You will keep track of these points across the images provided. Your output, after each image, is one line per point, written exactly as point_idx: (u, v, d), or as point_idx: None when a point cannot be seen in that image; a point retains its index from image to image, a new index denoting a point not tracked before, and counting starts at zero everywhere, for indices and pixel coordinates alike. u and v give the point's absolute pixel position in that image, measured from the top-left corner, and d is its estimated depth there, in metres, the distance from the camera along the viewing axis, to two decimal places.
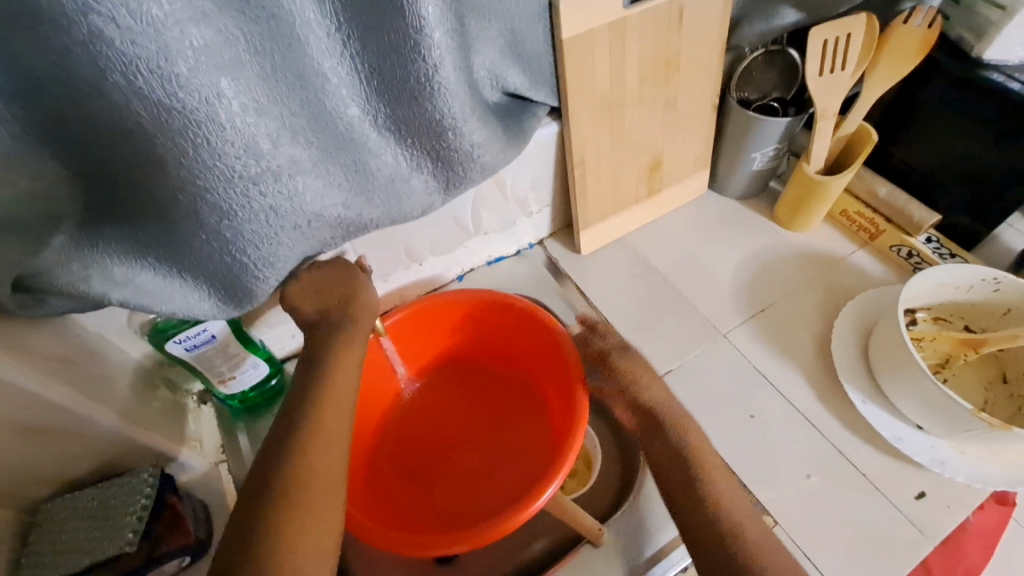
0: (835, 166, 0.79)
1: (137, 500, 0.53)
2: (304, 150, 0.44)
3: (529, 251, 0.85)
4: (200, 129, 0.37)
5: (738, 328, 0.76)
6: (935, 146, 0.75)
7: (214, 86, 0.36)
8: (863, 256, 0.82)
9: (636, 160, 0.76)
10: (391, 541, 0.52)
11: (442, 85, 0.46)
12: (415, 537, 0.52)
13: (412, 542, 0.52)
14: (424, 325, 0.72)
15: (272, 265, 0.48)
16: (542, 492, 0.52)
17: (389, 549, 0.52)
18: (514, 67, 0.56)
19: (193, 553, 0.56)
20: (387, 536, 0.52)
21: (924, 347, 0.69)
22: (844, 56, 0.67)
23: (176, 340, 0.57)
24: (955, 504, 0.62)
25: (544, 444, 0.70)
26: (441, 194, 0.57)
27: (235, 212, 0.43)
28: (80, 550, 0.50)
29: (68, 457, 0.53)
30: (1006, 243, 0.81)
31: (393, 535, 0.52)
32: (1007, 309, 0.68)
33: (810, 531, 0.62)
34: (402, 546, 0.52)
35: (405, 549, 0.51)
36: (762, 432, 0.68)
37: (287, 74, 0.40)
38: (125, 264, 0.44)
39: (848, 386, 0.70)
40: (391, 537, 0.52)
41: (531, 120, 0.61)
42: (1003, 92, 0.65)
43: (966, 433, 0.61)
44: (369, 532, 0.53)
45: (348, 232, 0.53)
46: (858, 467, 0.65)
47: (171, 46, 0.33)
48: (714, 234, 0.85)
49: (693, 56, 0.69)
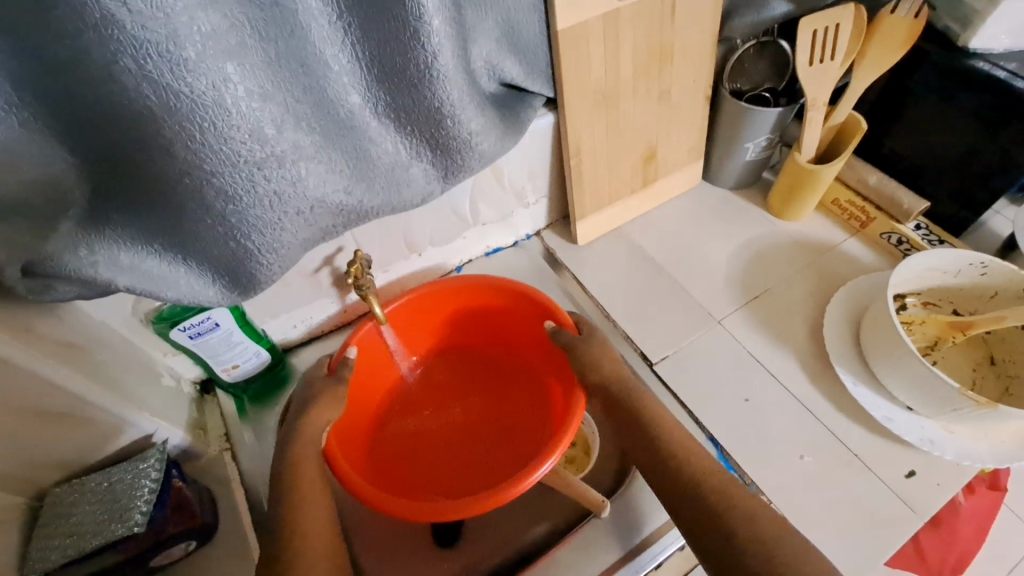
0: (827, 154, 0.81)
1: (144, 484, 0.54)
2: (307, 136, 0.45)
3: (527, 242, 0.87)
4: (207, 114, 0.38)
5: (732, 315, 0.78)
6: (924, 134, 0.76)
7: (220, 71, 0.37)
8: (855, 245, 0.83)
9: (631, 151, 0.77)
10: (383, 503, 0.55)
11: (441, 73, 0.47)
12: (411, 504, 0.54)
13: (408, 507, 0.54)
14: (424, 311, 0.74)
15: (276, 250, 0.49)
16: (540, 464, 0.55)
17: (385, 512, 0.55)
18: (511, 58, 0.57)
19: (199, 538, 0.59)
20: (381, 497, 0.55)
21: (913, 330, 0.71)
22: (833, 47, 0.68)
23: (180, 328, 0.58)
24: (946, 482, 0.64)
25: (542, 427, 0.72)
26: (440, 182, 0.58)
27: (240, 197, 0.44)
28: (87, 532, 0.51)
29: (72, 441, 0.54)
30: (993, 229, 0.83)
31: (387, 500, 0.55)
32: (994, 292, 0.69)
33: (804, 510, 0.63)
34: (399, 512, 0.54)
35: (399, 514, 0.54)
36: (756, 416, 0.69)
37: (291, 61, 0.41)
38: (131, 250, 0.45)
39: (840, 369, 0.71)
40: (387, 500, 0.55)
41: (527, 111, 0.63)
42: (990, 81, 0.66)
43: (954, 411, 0.63)
44: (366, 496, 0.55)
45: (349, 219, 0.54)
46: (850, 447, 0.67)
47: (180, 31, 0.34)
48: (709, 223, 0.86)
49: (686, 48, 0.71)
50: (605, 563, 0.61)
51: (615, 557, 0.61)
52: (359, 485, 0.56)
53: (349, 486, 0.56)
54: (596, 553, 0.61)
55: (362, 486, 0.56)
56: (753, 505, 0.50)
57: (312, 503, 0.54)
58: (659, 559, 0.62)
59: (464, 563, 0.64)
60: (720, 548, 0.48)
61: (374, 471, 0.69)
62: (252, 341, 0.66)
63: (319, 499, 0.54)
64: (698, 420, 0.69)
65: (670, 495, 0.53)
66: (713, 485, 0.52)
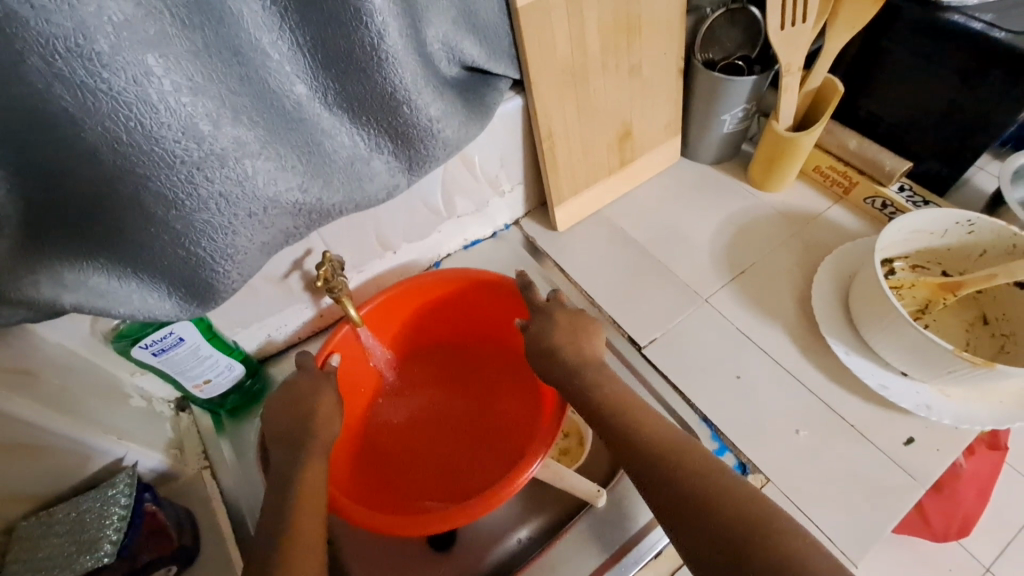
0: (805, 121, 0.79)
1: (114, 511, 0.52)
2: (250, 132, 0.42)
3: (506, 232, 0.84)
4: (131, 112, 0.35)
5: (719, 292, 0.76)
6: (903, 93, 0.74)
7: (141, 64, 0.34)
8: (839, 212, 0.81)
9: (605, 131, 0.75)
10: (349, 511, 0.54)
11: (390, 55, 0.45)
12: (387, 516, 0.52)
13: (378, 519, 0.53)
14: (400, 311, 0.72)
15: (231, 257, 0.46)
16: (530, 463, 0.53)
17: (350, 519, 0.54)
18: (469, 38, 0.54)
19: (181, 561, 0.57)
20: (347, 504, 0.54)
21: (903, 294, 0.69)
22: (805, 8, 0.66)
23: (142, 345, 0.55)
24: (944, 446, 0.63)
25: (531, 420, 0.70)
26: (405, 174, 0.56)
27: (183, 202, 0.41)
28: (56, 567, 0.49)
29: (34, 472, 0.51)
30: (977, 186, 0.82)
31: (350, 506, 0.54)
32: (983, 251, 0.68)
33: (802, 486, 0.61)
34: (366, 522, 0.53)
35: (359, 522, 0.53)
36: (749, 393, 0.68)
37: (221, 50, 0.38)
38: (75, 267, 0.42)
39: (831, 339, 0.69)
40: (350, 507, 0.54)
41: (492, 94, 0.60)
42: (966, 33, 0.64)
43: (949, 373, 0.61)
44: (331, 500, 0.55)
45: (310, 219, 0.52)
46: (846, 418, 0.65)
47: (89, 22, 0.31)
48: (690, 201, 0.84)
49: (653, 19, 0.68)
50: (603, 555, 0.59)
51: (615, 547, 0.59)
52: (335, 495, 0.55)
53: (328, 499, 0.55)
54: (593, 546, 0.59)
55: (348, 504, 0.55)
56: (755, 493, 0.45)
57: (306, 511, 0.49)
58: (658, 548, 0.59)
59: (459, 565, 0.62)
60: (708, 540, 0.43)
61: (363, 478, 0.68)
62: (224, 353, 0.63)
63: (316, 507, 0.50)
64: (689, 401, 0.68)
65: (649, 485, 0.49)
66: (702, 469, 0.48)
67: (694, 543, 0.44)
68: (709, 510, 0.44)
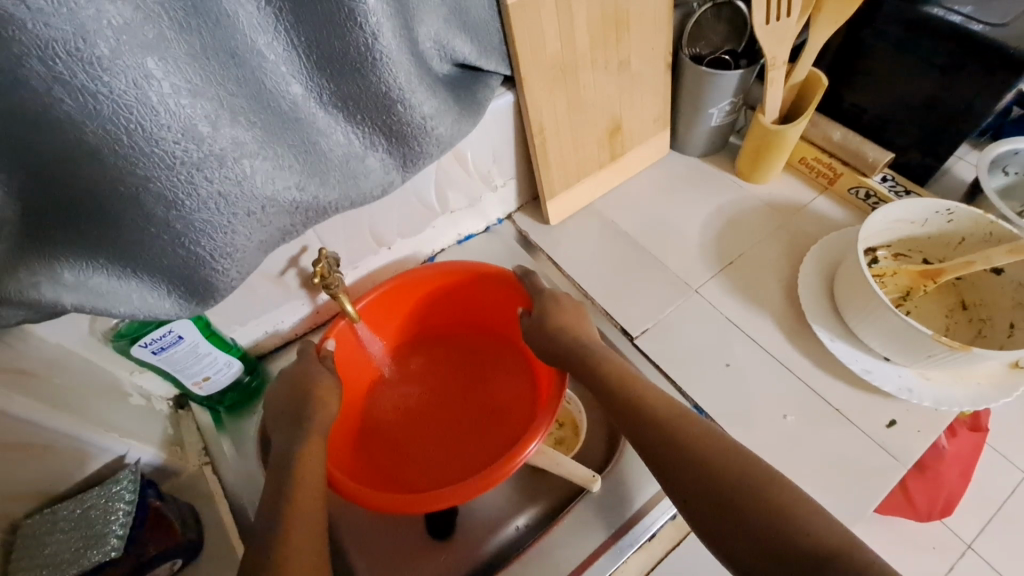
0: (791, 113, 0.80)
1: (118, 508, 0.52)
2: (247, 132, 0.43)
3: (498, 226, 0.86)
4: (131, 114, 0.36)
5: (708, 282, 0.78)
6: (885, 86, 0.76)
7: (140, 67, 0.35)
8: (823, 202, 0.83)
9: (596, 124, 0.76)
10: (348, 491, 0.55)
11: (383, 55, 0.45)
12: (385, 497, 0.53)
13: (377, 498, 0.54)
14: (398, 303, 0.73)
15: (230, 255, 0.47)
16: (525, 447, 0.54)
17: (348, 498, 0.55)
18: (461, 35, 0.54)
19: (185, 555, 0.58)
20: (346, 484, 0.55)
21: (885, 282, 0.71)
22: (788, 4, 0.67)
23: (141, 344, 0.55)
24: (924, 428, 0.65)
25: (527, 408, 0.71)
26: (399, 171, 0.57)
27: (182, 202, 0.42)
28: (62, 562, 0.50)
29: (36, 471, 0.52)
30: (958, 175, 0.85)
31: (351, 486, 0.55)
32: (961, 239, 0.70)
33: (791, 469, 0.63)
34: (366, 502, 0.54)
35: (360, 501, 0.54)
36: (738, 379, 0.70)
37: (219, 52, 0.39)
38: (76, 267, 0.42)
39: (817, 326, 0.71)
40: (352, 488, 0.55)
41: (485, 91, 0.61)
42: (946, 26, 0.66)
43: (929, 358, 0.63)
44: (333, 483, 0.56)
45: (307, 218, 0.52)
46: (831, 403, 0.68)
47: (88, 26, 0.32)
48: (680, 193, 0.86)
49: (642, 12, 0.69)
50: (598, 540, 0.60)
51: (608, 534, 0.61)
52: (336, 478, 0.56)
53: (330, 482, 0.56)
54: (588, 531, 0.61)
55: (349, 486, 0.55)
56: (758, 467, 0.46)
57: (307, 499, 0.50)
58: (652, 530, 0.61)
59: (459, 554, 0.64)
60: (711, 505, 0.45)
61: (364, 468, 0.68)
62: (222, 350, 0.64)
63: (316, 496, 0.51)
64: (681, 389, 0.69)
65: (655, 454, 0.50)
66: (704, 440, 0.49)
67: (699, 510, 0.46)
68: (718, 482, 0.45)
